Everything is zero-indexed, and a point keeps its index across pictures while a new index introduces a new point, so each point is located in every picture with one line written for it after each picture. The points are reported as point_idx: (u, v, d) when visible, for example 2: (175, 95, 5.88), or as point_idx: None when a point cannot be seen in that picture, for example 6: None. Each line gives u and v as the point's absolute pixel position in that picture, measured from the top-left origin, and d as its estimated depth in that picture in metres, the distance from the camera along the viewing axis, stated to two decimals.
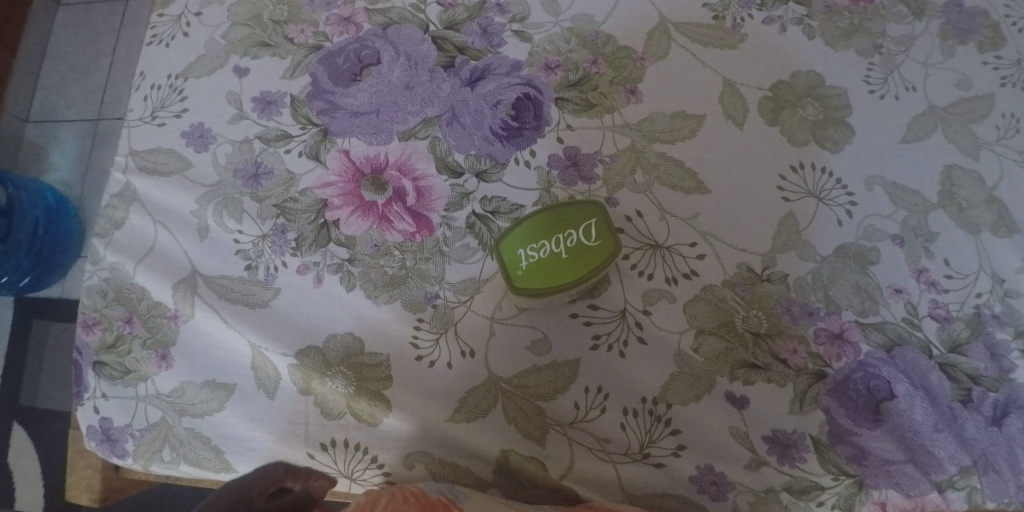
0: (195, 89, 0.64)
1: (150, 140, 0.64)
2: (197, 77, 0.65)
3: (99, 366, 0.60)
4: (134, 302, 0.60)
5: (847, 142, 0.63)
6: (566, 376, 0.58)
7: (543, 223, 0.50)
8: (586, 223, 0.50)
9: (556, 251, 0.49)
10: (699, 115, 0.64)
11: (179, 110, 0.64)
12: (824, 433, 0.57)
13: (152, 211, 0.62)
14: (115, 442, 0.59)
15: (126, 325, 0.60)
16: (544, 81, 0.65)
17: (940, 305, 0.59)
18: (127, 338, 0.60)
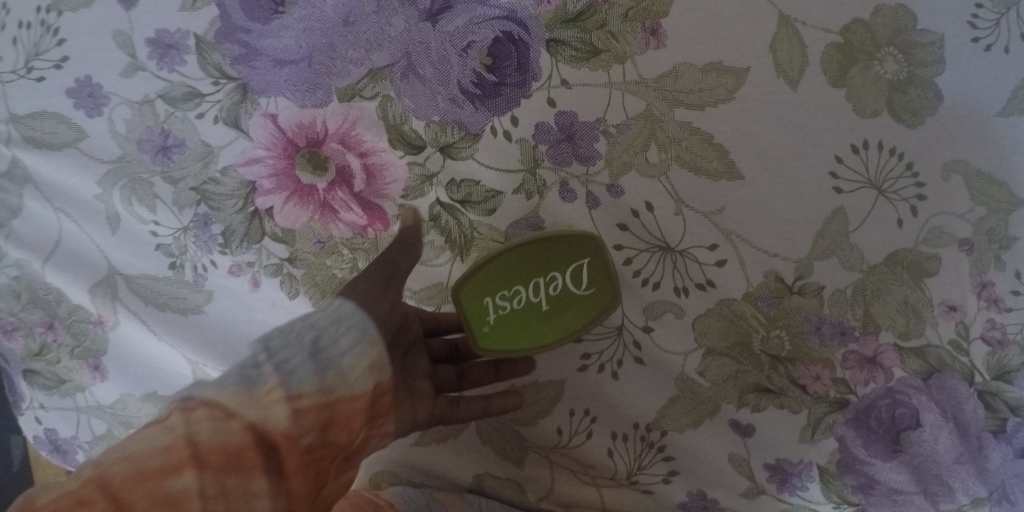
0: (73, 29, 0.49)
1: (31, 100, 0.51)
2: (70, 9, 0.48)
3: (31, 376, 0.59)
4: (52, 305, 0.56)
5: (930, 112, 0.48)
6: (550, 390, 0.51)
7: (522, 267, 0.45)
8: (573, 268, 0.46)
9: (535, 301, 0.46)
10: (739, 68, 0.48)
11: (58, 58, 0.49)
12: (833, 462, 0.51)
13: (51, 198, 0.53)
14: (66, 453, 0.60)
15: (48, 331, 0.57)
16: (531, 15, 0.46)
17: (997, 327, 0.49)
18: (53, 346, 0.57)
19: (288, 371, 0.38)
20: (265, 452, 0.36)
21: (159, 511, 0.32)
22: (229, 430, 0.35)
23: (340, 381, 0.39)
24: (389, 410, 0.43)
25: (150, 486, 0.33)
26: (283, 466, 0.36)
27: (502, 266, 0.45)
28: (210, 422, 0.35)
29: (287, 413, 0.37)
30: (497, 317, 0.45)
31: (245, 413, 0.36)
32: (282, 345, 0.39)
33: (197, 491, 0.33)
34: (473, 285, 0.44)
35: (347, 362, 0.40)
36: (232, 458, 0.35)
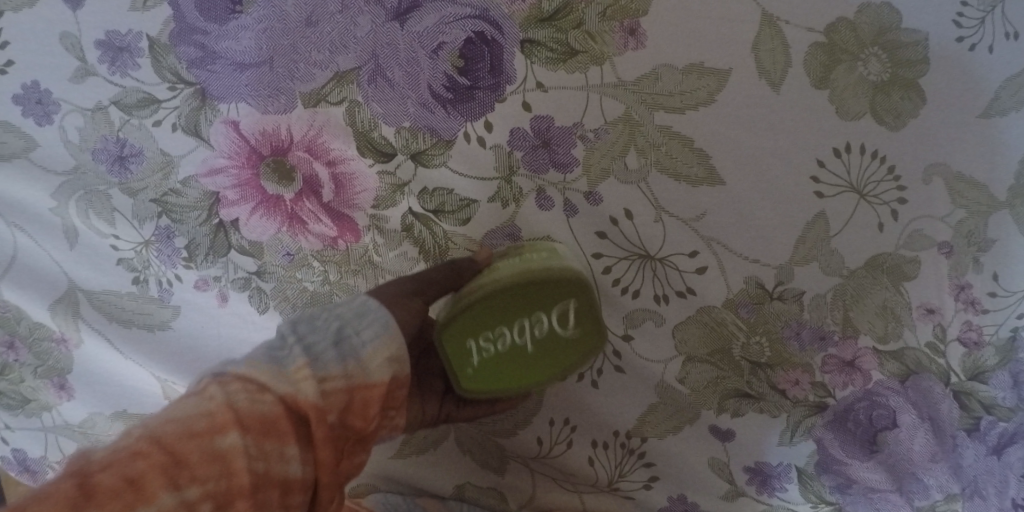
0: (14, 31, 0.46)
1: None
2: (14, 11, 0.45)
3: None
4: (13, 323, 0.54)
5: (912, 114, 0.47)
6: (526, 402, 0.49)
7: (505, 309, 0.42)
8: (561, 309, 0.42)
9: (520, 344, 0.42)
10: (721, 69, 0.46)
11: (2, 62, 0.47)
12: (811, 464, 0.52)
13: (4, 211, 0.50)
14: (36, 471, 0.60)
15: (10, 351, 0.55)
16: (505, 15, 0.44)
17: (973, 328, 0.49)
18: (15, 365, 0.56)
19: (318, 354, 0.37)
20: (299, 422, 0.35)
21: (207, 467, 0.31)
22: (266, 400, 0.34)
23: (365, 366, 0.38)
24: (401, 404, 0.42)
25: (202, 444, 0.32)
26: (315, 435, 0.35)
27: (484, 307, 0.42)
28: (247, 392, 0.34)
29: (318, 389, 0.36)
30: (480, 360, 0.42)
31: (277, 385, 0.35)
32: (309, 328, 0.39)
33: (244, 449, 0.32)
34: (454, 327, 0.42)
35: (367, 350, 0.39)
36: (270, 426, 0.34)
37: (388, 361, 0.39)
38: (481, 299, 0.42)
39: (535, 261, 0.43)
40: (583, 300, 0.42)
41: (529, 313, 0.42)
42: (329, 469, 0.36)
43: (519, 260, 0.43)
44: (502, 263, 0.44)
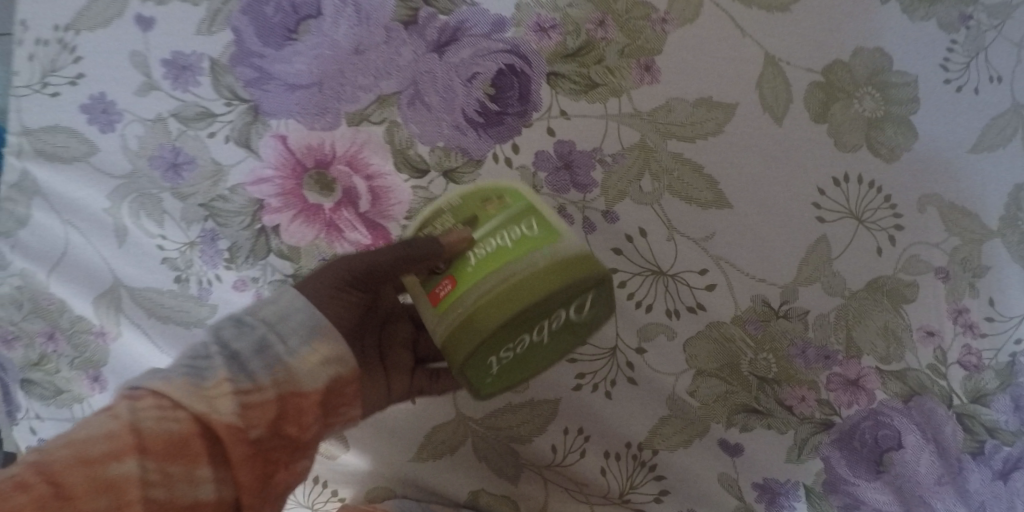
0: (91, 48, 0.50)
1: (43, 114, 0.52)
2: (89, 28, 0.50)
3: (27, 385, 0.57)
4: (53, 315, 0.55)
5: (904, 148, 0.51)
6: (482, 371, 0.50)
7: (530, 317, 0.40)
8: (580, 301, 0.41)
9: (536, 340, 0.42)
10: (729, 104, 0.51)
11: (74, 75, 0.51)
12: (819, 482, 0.53)
13: (59, 209, 0.53)
14: None
15: (48, 342, 0.56)
16: (534, 49, 0.50)
17: (972, 352, 0.52)
18: (52, 356, 0.56)
19: (238, 370, 0.39)
20: (207, 442, 0.36)
21: (99, 498, 0.32)
22: (176, 418, 0.36)
23: (292, 375, 0.40)
24: (352, 400, 0.44)
25: (91, 471, 0.33)
26: (228, 457, 0.37)
27: (505, 323, 0.39)
28: (156, 410, 0.35)
29: (235, 406, 0.37)
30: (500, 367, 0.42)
31: (192, 404, 0.36)
32: (234, 335, 0.40)
33: (139, 477, 0.33)
34: (478, 347, 0.39)
35: (297, 355, 0.40)
36: (176, 447, 0.35)
37: (317, 370, 0.41)
38: (496, 324, 0.39)
39: (538, 257, 0.40)
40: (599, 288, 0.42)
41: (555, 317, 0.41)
42: (249, 487, 0.38)
43: (512, 253, 0.40)
44: (492, 260, 0.40)
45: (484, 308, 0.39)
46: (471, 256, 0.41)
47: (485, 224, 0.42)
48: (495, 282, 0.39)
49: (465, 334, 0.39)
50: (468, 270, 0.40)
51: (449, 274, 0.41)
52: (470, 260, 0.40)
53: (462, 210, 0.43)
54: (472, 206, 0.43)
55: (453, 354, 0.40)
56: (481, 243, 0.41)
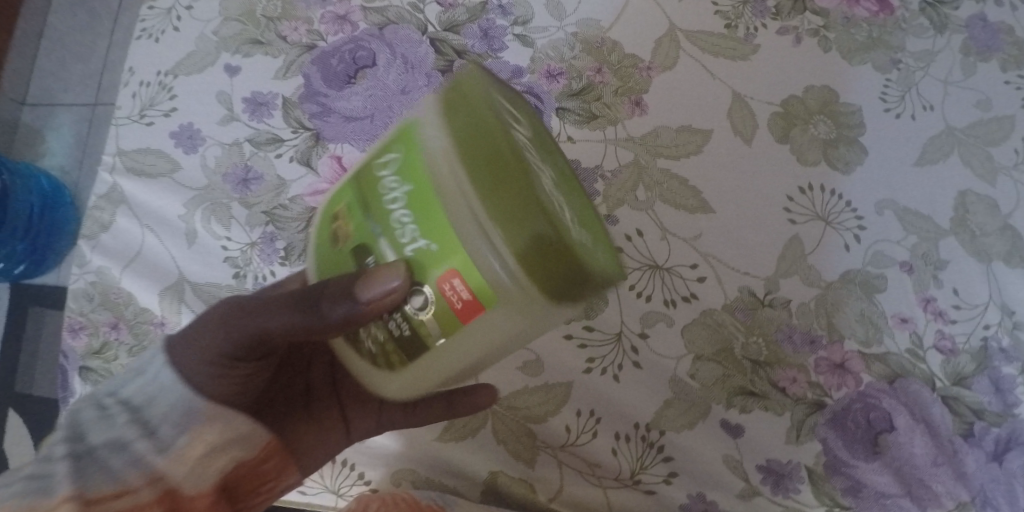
0: (185, 88, 0.63)
1: (137, 139, 0.62)
2: (185, 74, 0.63)
3: (85, 372, 0.58)
4: (120, 308, 0.59)
5: (859, 163, 0.61)
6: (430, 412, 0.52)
7: (518, 161, 0.30)
8: (512, 113, 0.33)
9: (552, 177, 0.33)
10: (706, 130, 0.62)
11: (167, 109, 0.63)
12: (820, 464, 0.56)
13: (140, 215, 0.61)
14: None
15: (112, 331, 0.59)
16: (546, 90, 0.62)
17: (945, 337, 0.58)
18: (113, 344, 0.58)
19: (87, 476, 0.39)
20: None
21: None
22: None
23: (168, 473, 0.41)
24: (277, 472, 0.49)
25: None
26: None
27: (501, 203, 0.29)
28: None
29: None
30: (572, 230, 0.31)
31: None
32: (96, 428, 0.41)
33: None
34: (538, 227, 0.29)
35: (164, 450, 0.41)
36: None
37: (197, 470, 0.42)
38: (527, 202, 0.29)
39: (433, 147, 0.30)
40: (499, 87, 0.33)
41: (526, 149, 0.31)
42: None
43: (405, 174, 0.31)
44: (423, 206, 0.30)
45: (496, 212, 0.29)
46: (398, 243, 0.31)
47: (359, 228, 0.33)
48: (455, 198, 0.29)
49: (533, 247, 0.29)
50: (422, 246, 0.30)
51: (429, 284, 0.30)
52: (410, 249, 0.30)
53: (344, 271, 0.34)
54: (341, 252, 0.34)
55: (562, 265, 0.30)
56: (396, 222, 0.31)
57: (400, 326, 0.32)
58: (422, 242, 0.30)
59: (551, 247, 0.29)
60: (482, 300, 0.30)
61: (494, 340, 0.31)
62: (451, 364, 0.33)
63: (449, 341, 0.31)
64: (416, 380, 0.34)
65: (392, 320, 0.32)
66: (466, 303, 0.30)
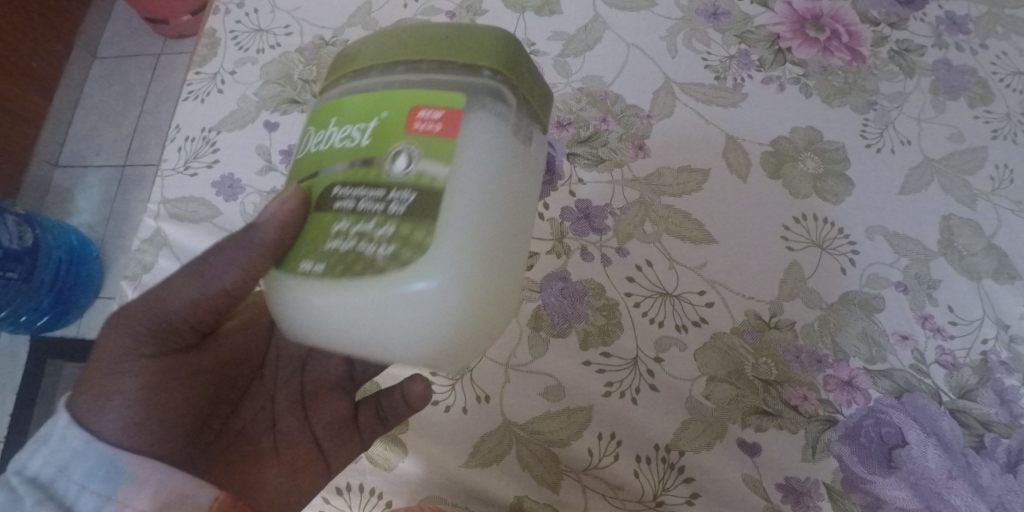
0: (226, 142, 0.72)
1: (182, 188, 0.70)
2: (228, 130, 0.72)
3: None
4: None
5: (847, 194, 0.66)
6: (367, 420, 0.57)
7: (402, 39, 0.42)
8: None
9: None
10: (704, 169, 0.67)
11: (210, 161, 0.71)
12: (838, 481, 0.57)
13: (181, 257, 0.67)
14: None
15: None
16: (557, 138, 0.69)
17: (947, 352, 0.60)
18: None
19: None
20: None
21: None
22: None
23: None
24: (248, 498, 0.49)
25: None
26: None
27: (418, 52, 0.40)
28: None
29: None
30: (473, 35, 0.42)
31: None
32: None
33: None
34: (453, 36, 0.40)
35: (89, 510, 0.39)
36: None
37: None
38: (426, 39, 0.40)
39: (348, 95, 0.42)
40: None
41: None
42: None
43: (325, 122, 0.42)
44: (359, 110, 0.40)
45: (412, 68, 0.40)
46: (360, 145, 0.39)
47: (313, 187, 0.41)
48: (378, 86, 0.40)
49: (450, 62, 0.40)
50: (381, 122, 0.39)
51: (402, 140, 0.38)
52: (372, 138, 0.39)
53: (331, 223, 0.39)
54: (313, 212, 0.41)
55: (479, 43, 0.40)
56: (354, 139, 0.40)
57: (400, 192, 0.37)
58: (382, 123, 0.39)
59: (458, 43, 0.40)
60: (450, 109, 0.38)
61: (482, 137, 0.38)
62: (473, 185, 0.38)
63: (455, 162, 0.37)
64: (461, 230, 0.37)
65: (395, 191, 0.37)
66: (441, 121, 0.38)
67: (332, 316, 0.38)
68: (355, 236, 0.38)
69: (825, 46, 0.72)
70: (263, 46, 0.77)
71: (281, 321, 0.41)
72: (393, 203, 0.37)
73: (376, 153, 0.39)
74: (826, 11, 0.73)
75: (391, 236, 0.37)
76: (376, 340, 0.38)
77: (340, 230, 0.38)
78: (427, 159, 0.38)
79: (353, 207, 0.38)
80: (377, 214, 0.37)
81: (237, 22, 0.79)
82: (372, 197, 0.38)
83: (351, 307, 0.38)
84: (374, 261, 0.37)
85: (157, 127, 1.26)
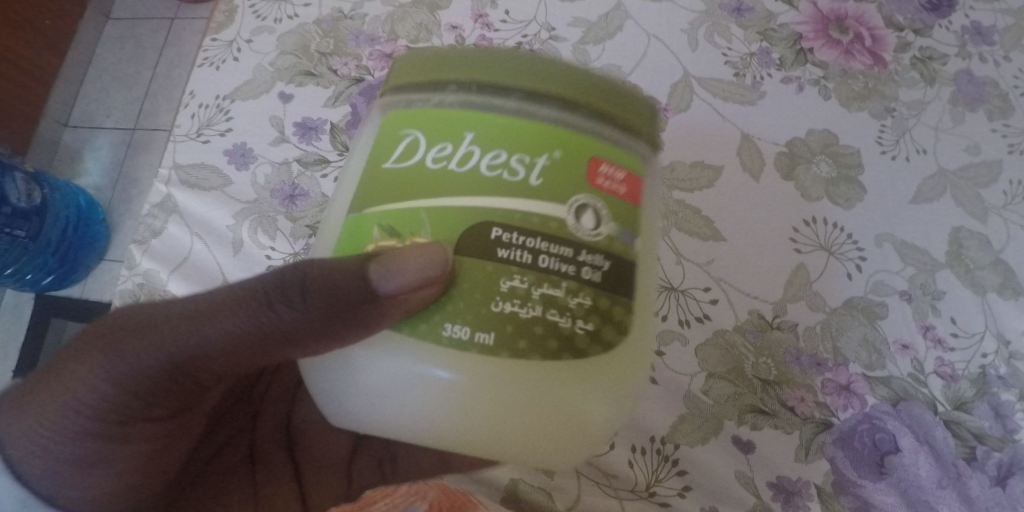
0: (240, 110, 0.71)
1: (194, 155, 0.70)
2: (243, 98, 0.72)
3: None
4: None
5: (859, 200, 0.66)
6: (370, 472, 0.54)
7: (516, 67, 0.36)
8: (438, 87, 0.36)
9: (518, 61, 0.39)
10: (717, 166, 0.67)
11: (223, 129, 0.71)
12: (829, 483, 0.57)
13: (191, 224, 0.68)
14: None
15: None
16: None
17: (946, 363, 0.61)
18: None
19: None
20: None
21: None
22: None
23: None
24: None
25: None
26: None
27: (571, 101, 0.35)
28: None
29: None
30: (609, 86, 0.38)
31: None
32: None
33: None
34: (614, 103, 0.36)
35: None
36: None
37: None
38: (586, 106, 0.35)
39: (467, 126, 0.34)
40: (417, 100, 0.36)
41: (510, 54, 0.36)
42: None
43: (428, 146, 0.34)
44: (506, 142, 0.34)
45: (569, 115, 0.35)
46: (524, 184, 0.33)
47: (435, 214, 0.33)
48: (516, 123, 0.34)
49: (617, 115, 0.36)
50: (548, 165, 0.34)
51: (582, 189, 0.34)
52: (543, 179, 0.34)
53: (493, 281, 0.32)
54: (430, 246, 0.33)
55: (633, 116, 0.37)
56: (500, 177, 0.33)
57: (593, 256, 0.33)
58: (552, 163, 0.34)
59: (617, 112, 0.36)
60: (625, 172, 0.35)
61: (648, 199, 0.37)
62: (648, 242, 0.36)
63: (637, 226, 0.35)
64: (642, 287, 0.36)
65: (586, 253, 0.33)
66: (627, 184, 0.35)
67: (500, 413, 0.33)
68: (540, 304, 0.32)
69: (848, 49, 0.71)
70: (282, 15, 0.76)
71: (415, 415, 0.33)
72: (584, 265, 0.33)
73: (549, 196, 0.33)
74: (850, 14, 0.73)
75: (587, 303, 0.33)
76: (562, 445, 0.34)
77: (512, 290, 0.32)
78: (615, 216, 0.34)
79: (525, 259, 0.32)
80: (563, 280, 0.33)
81: None
82: (557, 253, 0.33)
83: (548, 404, 0.33)
84: (569, 336, 0.33)
85: (168, 90, 1.26)
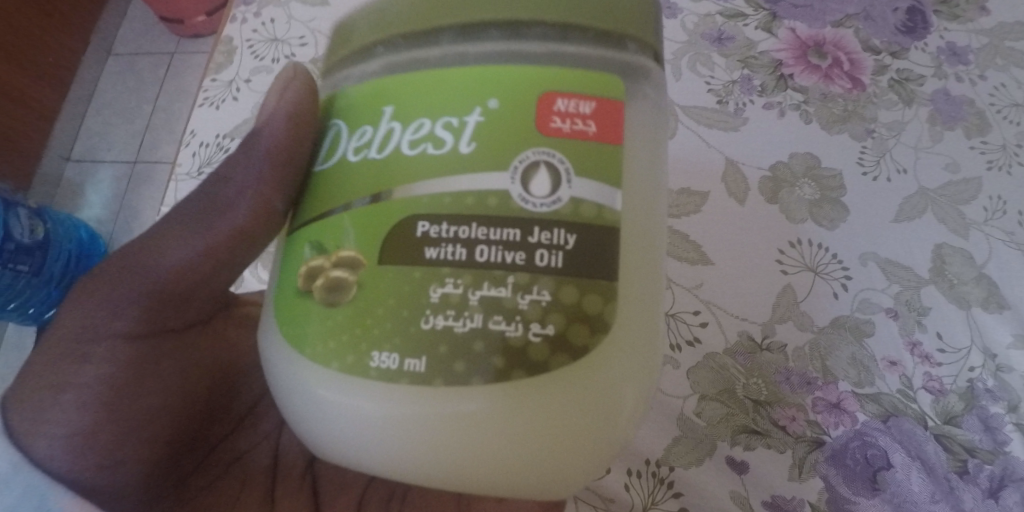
0: (239, 149, 0.74)
1: None
2: (242, 137, 0.75)
3: None
4: None
5: (842, 220, 0.67)
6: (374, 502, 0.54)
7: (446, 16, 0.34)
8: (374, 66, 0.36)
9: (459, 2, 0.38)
10: (703, 192, 0.69)
11: None
12: (823, 501, 0.58)
13: None
14: None
15: None
16: None
17: (934, 378, 0.62)
18: None
19: None
20: None
21: None
22: None
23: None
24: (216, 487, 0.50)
25: None
26: None
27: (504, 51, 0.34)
28: None
29: None
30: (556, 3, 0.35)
31: None
32: None
33: None
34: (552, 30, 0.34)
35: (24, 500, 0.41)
36: None
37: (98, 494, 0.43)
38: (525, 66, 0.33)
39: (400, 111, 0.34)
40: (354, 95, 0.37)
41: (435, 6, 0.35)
42: None
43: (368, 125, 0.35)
44: (432, 107, 0.33)
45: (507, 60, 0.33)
46: (459, 153, 0.33)
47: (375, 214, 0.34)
48: (446, 88, 0.33)
49: (580, 30, 0.34)
50: (484, 126, 0.33)
51: (530, 144, 0.33)
52: (475, 147, 0.33)
53: (422, 288, 0.32)
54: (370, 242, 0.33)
55: (581, 41, 0.34)
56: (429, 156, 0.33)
57: (547, 232, 0.32)
58: (491, 115, 0.33)
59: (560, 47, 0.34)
60: (586, 107, 0.33)
61: (636, 125, 0.34)
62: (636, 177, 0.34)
63: (614, 167, 0.33)
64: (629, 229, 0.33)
65: (535, 235, 0.32)
66: (595, 119, 0.33)
67: (498, 432, 0.32)
68: (479, 311, 0.31)
69: (826, 73, 0.74)
70: (278, 55, 0.79)
71: (426, 446, 0.32)
72: (535, 250, 0.32)
73: (488, 164, 0.32)
74: (828, 38, 0.75)
75: (552, 297, 0.32)
76: (578, 453, 0.34)
77: (444, 299, 0.32)
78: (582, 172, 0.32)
79: (459, 255, 0.32)
80: (506, 268, 0.32)
81: (253, 31, 0.81)
82: (499, 242, 0.32)
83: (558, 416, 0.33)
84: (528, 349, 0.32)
85: (171, 126, 1.29)
